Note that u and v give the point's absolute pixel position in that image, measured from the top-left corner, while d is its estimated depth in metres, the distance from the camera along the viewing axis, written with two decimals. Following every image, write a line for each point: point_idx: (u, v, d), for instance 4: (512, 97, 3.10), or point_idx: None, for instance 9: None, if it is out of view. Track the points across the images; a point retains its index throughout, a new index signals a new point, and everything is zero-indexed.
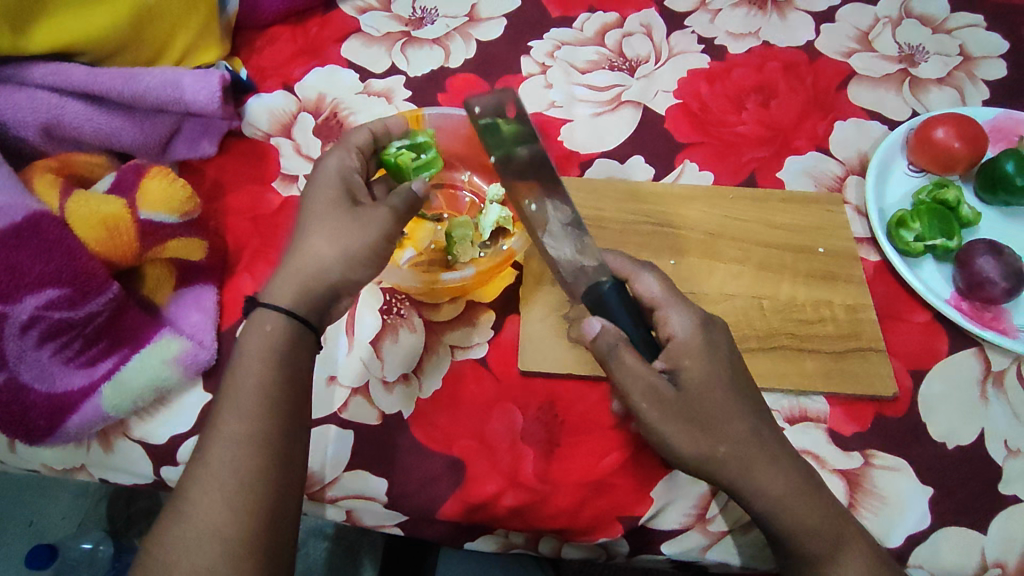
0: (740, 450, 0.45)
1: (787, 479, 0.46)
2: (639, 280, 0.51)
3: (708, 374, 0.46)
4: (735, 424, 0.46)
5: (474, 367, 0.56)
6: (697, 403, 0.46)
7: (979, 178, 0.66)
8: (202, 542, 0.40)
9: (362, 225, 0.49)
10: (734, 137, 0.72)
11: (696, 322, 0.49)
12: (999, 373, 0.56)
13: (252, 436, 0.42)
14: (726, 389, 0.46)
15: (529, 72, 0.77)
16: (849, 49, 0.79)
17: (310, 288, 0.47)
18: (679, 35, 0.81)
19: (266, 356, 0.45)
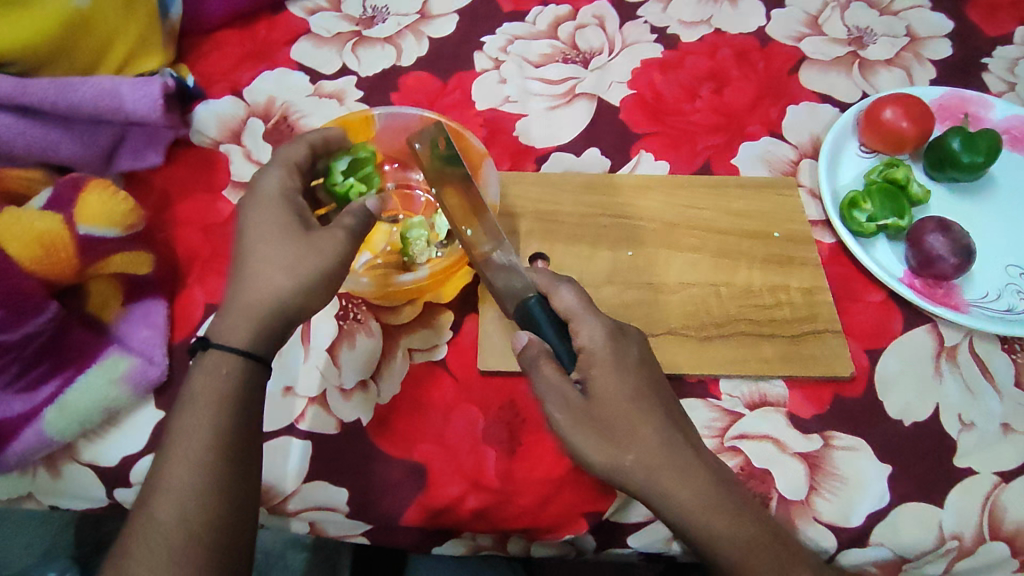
0: (649, 456, 0.45)
1: (695, 488, 0.45)
2: (557, 292, 0.51)
3: (616, 384, 0.47)
4: (644, 430, 0.46)
5: (433, 370, 0.55)
6: (600, 410, 0.46)
7: (929, 156, 0.67)
8: None
9: (316, 255, 0.48)
10: (689, 125, 0.72)
11: (607, 330, 0.49)
12: (952, 348, 0.57)
13: (198, 483, 0.41)
14: (634, 397, 0.47)
15: (482, 68, 0.76)
16: (799, 34, 0.80)
17: (266, 320, 0.47)
18: (632, 25, 0.81)
19: (213, 399, 0.44)
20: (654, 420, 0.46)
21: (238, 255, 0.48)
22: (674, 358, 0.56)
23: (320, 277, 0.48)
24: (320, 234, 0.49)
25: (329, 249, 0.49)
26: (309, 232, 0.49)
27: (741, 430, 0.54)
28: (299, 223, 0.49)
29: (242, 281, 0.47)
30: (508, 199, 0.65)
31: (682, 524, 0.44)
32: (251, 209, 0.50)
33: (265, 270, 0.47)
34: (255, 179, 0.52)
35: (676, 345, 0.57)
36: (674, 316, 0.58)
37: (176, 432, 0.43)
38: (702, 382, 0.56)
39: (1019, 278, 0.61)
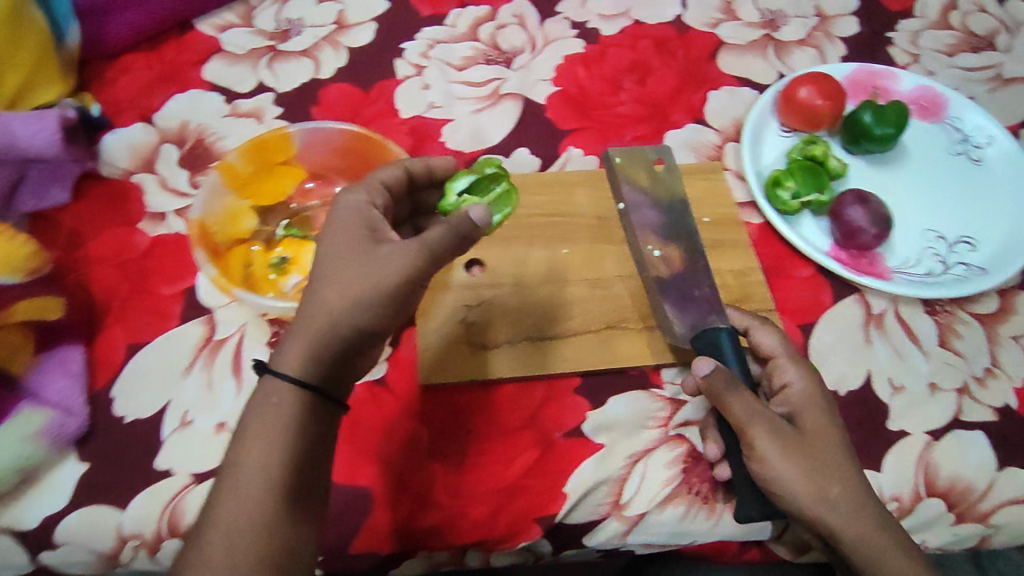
0: (851, 493, 0.46)
1: (873, 509, 0.46)
2: (759, 332, 0.53)
3: (825, 423, 0.48)
4: (844, 471, 0.46)
5: (371, 390, 0.54)
6: (810, 442, 0.47)
7: (844, 131, 0.69)
8: None
9: (381, 271, 0.44)
10: (615, 118, 0.72)
11: (808, 377, 0.50)
12: (879, 316, 0.59)
13: (244, 522, 0.40)
14: (840, 441, 0.47)
15: (404, 75, 0.75)
16: (715, 20, 0.81)
17: (318, 344, 0.43)
18: (552, 22, 0.81)
19: (277, 432, 0.42)
20: (848, 454, 0.47)
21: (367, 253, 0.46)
22: (616, 353, 0.56)
23: (380, 298, 0.44)
24: (358, 258, 0.45)
25: (394, 261, 0.44)
26: (378, 246, 0.45)
27: (685, 417, 0.54)
28: (356, 245, 0.45)
29: (311, 298, 0.45)
30: None
31: (846, 525, 0.45)
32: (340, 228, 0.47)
33: (328, 290, 0.44)
34: (353, 201, 0.49)
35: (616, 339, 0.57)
36: (612, 309, 0.58)
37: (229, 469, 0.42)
38: (644, 373, 0.56)
39: (935, 241, 0.64)
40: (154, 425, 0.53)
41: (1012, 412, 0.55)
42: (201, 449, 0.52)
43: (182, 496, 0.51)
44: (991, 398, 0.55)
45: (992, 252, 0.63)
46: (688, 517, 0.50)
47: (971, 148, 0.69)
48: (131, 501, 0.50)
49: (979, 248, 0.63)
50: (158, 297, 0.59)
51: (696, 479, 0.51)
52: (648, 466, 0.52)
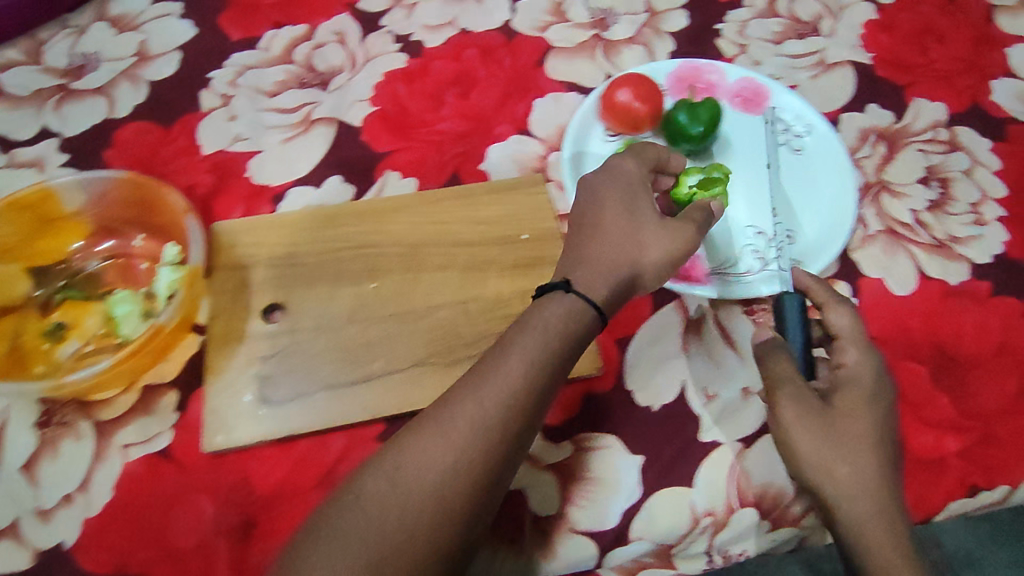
0: (854, 479, 0.43)
1: (886, 500, 0.43)
2: (833, 309, 0.50)
3: (864, 410, 0.45)
4: (863, 455, 0.44)
5: (151, 465, 0.51)
6: (836, 426, 0.44)
7: (665, 131, 0.68)
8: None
9: (644, 243, 0.48)
10: (435, 136, 0.69)
11: (875, 363, 0.47)
12: (698, 321, 0.58)
13: (462, 458, 0.39)
14: (874, 428, 0.45)
15: (209, 107, 0.70)
16: (544, 23, 0.79)
17: (615, 275, 0.47)
18: (375, 36, 0.77)
19: (528, 358, 0.42)
20: (884, 438, 0.44)
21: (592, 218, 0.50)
22: (422, 392, 0.54)
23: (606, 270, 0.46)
24: (622, 218, 0.49)
25: (653, 246, 0.49)
26: (640, 217, 0.49)
27: None
28: (653, 209, 0.50)
29: (600, 241, 0.48)
30: (238, 250, 0.60)
31: (850, 504, 0.43)
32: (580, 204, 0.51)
33: (654, 242, 0.49)
34: (610, 167, 0.53)
35: (422, 377, 0.55)
36: (421, 345, 0.56)
37: (467, 393, 0.41)
38: None
39: (755, 238, 0.63)
40: None
41: None
42: None
43: None
44: None
45: (809, 245, 0.62)
46: (493, 561, 0.49)
47: (792, 137, 0.69)
48: None
49: (797, 241, 0.63)
50: None
51: (504, 520, 0.50)
52: None
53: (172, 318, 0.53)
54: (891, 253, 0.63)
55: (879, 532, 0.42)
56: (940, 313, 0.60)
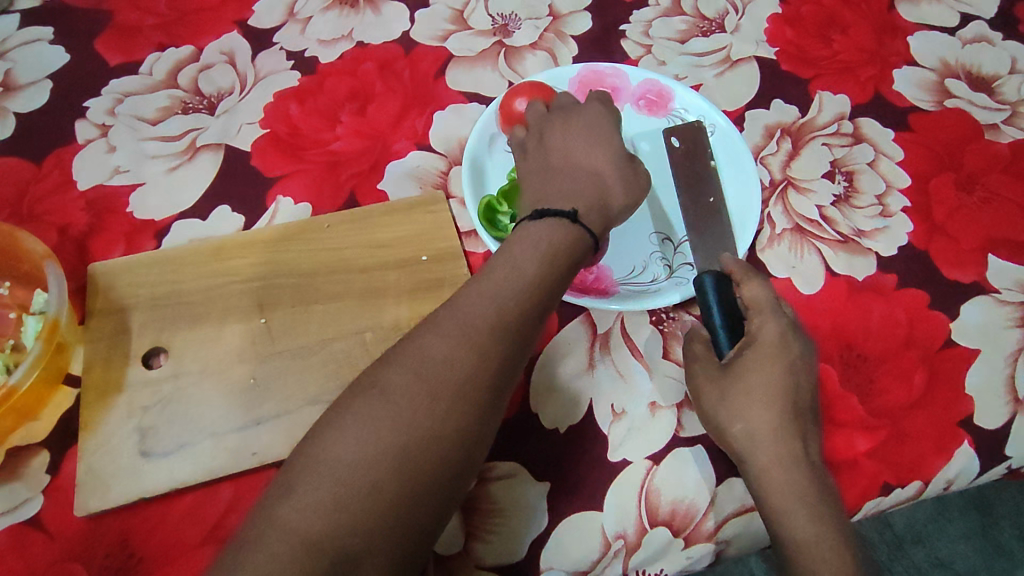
0: (755, 432, 0.47)
1: (786, 445, 0.46)
2: (748, 283, 0.52)
3: (764, 370, 0.48)
4: (757, 412, 0.47)
5: (16, 534, 0.47)
6: (735, 384, 0.48)
7: None
8: (307, 489, 0.36)
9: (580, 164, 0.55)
10: (330, 156, 0.66)
11: (781, 328, 0.49)
12: (605, 334, 0.56)
13: (454, 382, 0.39)
14: (773, 386, 0.47)
15: (86, 138, 0.66)
16: (444, 32, 0.77)
17: (575, 190, 0.53)
18: (266, 54, 0.74)
19: (507, 287, 0.43)
20: (783, 390, 0.47)
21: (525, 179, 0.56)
22: None
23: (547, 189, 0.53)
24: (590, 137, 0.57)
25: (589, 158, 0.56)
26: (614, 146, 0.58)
27: None
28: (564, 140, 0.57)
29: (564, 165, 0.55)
30: (114, 292, 0.56)
31: (752, 455, 0.47)
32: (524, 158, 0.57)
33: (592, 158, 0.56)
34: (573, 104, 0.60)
35: (317, 415, 0.52)
36: (312, 383, 0.53)
37: (456, 317, 0.41)
38: None
39: (661, 245, 0.61)
40: None
41: None
42: None
43: None
44: None
45: None
46: None
47: None
48: None
49: None
50: None
51: None
52: None
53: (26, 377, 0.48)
54: (798, 251, 0.62)
55: (780, 475, 0.46)
56: (847, 309, 0.59)
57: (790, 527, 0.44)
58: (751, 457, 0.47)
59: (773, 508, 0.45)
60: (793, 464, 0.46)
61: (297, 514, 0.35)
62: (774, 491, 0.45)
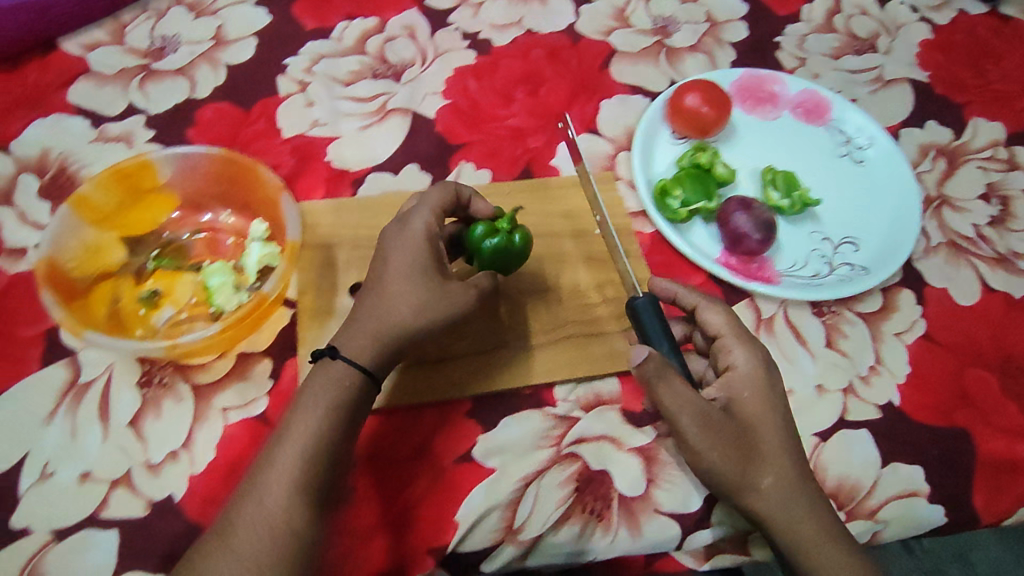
0: (783, 481, 0.48)
1: (805, 496, 0.48)
2: (706, 311, 0.53)
3: (760, 410, 0.49)
4: (782, 457, 0.48)
5: (251, 427, 0.53)
6: (746, 432, 0.48)
7: (704, 153, 0.67)
8: (261, 506, 0.46)
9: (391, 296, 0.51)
10: (506, 131, 0.71)
11: (757, 362, 0.51)
12: (769, 319, 0.61)
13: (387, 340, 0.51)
14: (777, 423, 0.49)
15: (287, 92, 0.72)
16: (607, 28, 0.80)
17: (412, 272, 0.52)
18: (444, 32, 0.78)
19: (332, 399, 0.49)
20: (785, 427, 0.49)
21: (381, 260, 0.53)
22: (506, 372, 0.56)
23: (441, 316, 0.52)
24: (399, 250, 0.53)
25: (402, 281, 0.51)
26: (447, 284, 0.52)
27: (579, 434, 0.54)
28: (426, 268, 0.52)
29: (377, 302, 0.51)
30: (321, 230, 0.61)
31: (796, 521, 0.48)
32: (374, 260, 0.54)
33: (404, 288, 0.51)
34: (403, 217, 0.54)
35: (509, 357, 0.56)
36: (501, 330, 0.57)
37: (429, 283, 0.52)
38: (536, 393, 0.56)
39: (822, 243, 0.65)
40: (12, 480, 0.51)
41: (897, 408, 0.57)
42: (67, 501, 0.50)
43: (40, 556, 0.48)
44: (875, 396, 0.57)
45: (874, 252, 0.64)
46: (584, 536, 0.50)
47: (854, 149, 0.71)
48: None
49: (862, 248, 0.65)
50: (23, 343, 0.56)
51: (590, 497, 0.51)
52: (540, 487, 0.51)
53: (274, 290, 0.54)
54: (954, 265, 0.65)
55: (809, 531, 0.48)
56: (1004, 325, 0.61)
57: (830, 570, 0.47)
58: (770, 509, 0.48)
59: (807, 557, 0.47)
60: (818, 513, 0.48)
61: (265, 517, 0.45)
62: (809, 544, 0.47)
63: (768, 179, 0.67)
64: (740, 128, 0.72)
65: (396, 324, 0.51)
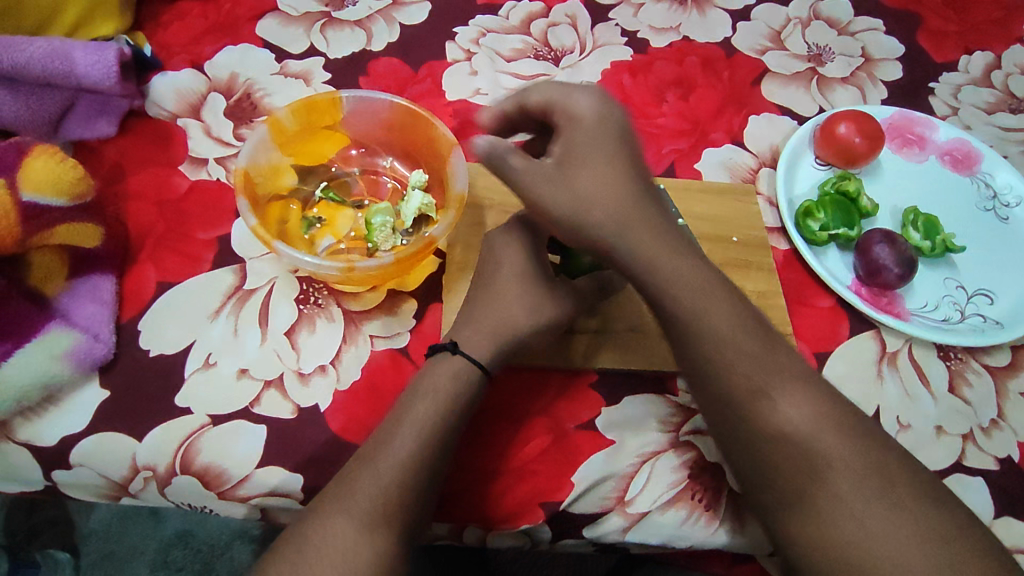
0: (616, 247, 0.48)
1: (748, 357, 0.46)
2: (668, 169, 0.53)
3: (612, 202, 0.49)
4: (624, 237, 0.48)
5: (393, 356, 0.57)
6: (590, 217, 0.49)
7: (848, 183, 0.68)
8: (332, 533, 0.44)
9: (507, 294, 0.54)
10: (654, 129, 0.74)
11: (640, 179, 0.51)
12: (894, 353, 0.61)
13: (461, 377, 0.50)
14: (639, 222, 0.49)
15: (453, 59, 0.76)
16: (763, 47, 0.81)
17: (527, 269, 0.55)
18: (604, 26, 0.80)
19: (445, 390, 0.50)
20: (745, 351, 0.46)
21: (489, 260, 0.56)
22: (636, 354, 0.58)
23: (553, 320, 0.54)
24: (512, 246, 0.56)
25: (511, 283, 0.54)
26: (552, 285, 0.55)
27: (697, 425, 0.56)
28: (544, 271, 0.55)
29: (494, 297, 0.54)
30: (476, 190, 0.65)
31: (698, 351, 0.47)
32: (482, 262, 0.57)
33: (515, 301, 0.54)
34: (507, 223, 0.57)
35: (637, 341, 0.59)
36: (634, 315, 0.60)
37: (506, 271, 0.55)
38: (659, 378, 0.58)
39: (955, 290, 0.65)
40: (178, 363, 0.55)
41: (1015, 464, 0.57)
42: (221, 392, 0.54)
43: (196, 436, 0.52)
44: (993, 448, 0.57)
45: (1009, 308, 0.64)
46: (689, 521, 0.52)
47: (1000, 205, 0.70)
48: (148, 432, 0.52)
49: (996, 302, 0.65)
50: (196, 242, 0.61)
51: (701, 486, 0.53)
52: (654, 467, 0.54)
53: (442, 235, 0.56)
54: None
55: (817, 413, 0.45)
56: None
57: (829, 489, 0.43)
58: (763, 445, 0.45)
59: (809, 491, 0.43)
60: (850, 465, 0.43)
61: (330, 545, 0.43)
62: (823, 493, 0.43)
63: (909, 219, 0.67)
64: (884, 166, 0.72)
65: (516, 318, 0.53)
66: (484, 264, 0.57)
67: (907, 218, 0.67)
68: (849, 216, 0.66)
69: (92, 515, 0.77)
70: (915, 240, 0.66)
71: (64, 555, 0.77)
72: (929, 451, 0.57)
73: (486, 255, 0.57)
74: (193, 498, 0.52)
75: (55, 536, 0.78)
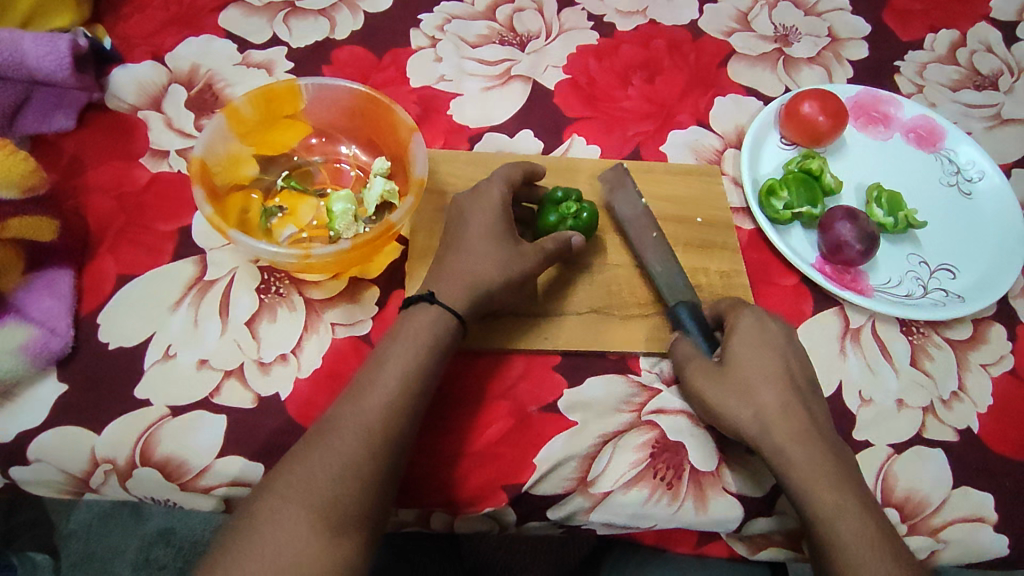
0: (765, 411, 0.50)
1: (793, 423, 0.50)
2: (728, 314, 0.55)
3: (751, 357, 0.52)
4: (762, 391, 0.51)
5: (355, 344, 0.57)
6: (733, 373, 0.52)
7: (813, 159, 0.68)
8: (275, 508, 0.43)
9: (475, 249, 0.54)
10: (620, 113, 0.74)
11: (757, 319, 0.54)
12: (857, 329, 0.62)
13: (424, 351, 0.50)
14: (766, 369, 0.52)
15: (418, 46, 0.75)
16: (729, 28, 0.81)
17: (495, 228, 0.55)
18: (570, 11, 0.80)
19: (407, 365, 0.49)
20: (781, 386, 0.51)
21: (460, 220, 0.56)
22: (598, 335, 0.58)
23: (518, 279, 0.54)
24: (480, 208, 0.56)
25: (477, 242, 0.54)
26: (518, 245, 0.55)
27: (659, 404, 0.56)
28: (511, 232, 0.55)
29: (461, 252, 0.54)
30: (439, 176, 0.65)
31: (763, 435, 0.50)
32: (450, 222, 0.57)
33: (479, 258, 0.54)
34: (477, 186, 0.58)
35: (600, 322, 0.59)
36: (597, 296, 0.60)
37: (472, 229, 0.55)
38: (623, 359, 0.58)
39: (918, 265, 0.65)
40: (138, 355, 0.55)
41: (975, 436, 0.57)
42: (182, 383, 0.54)
43: (156, 428, 0.52)
44: (954, 419, 0.58)
45: (971, 282, 0.65)
46: (652, 500, 0.52)
47: (963, 180, 0.71)
48: (107, 425, 0.52)
49: (959, 276, 0.65)
50: (155, 235, 0.60)
51: (663, 464, 0.54)
52: (617, 447, 0.54)
53: (402, 220, 0.56)
54: None
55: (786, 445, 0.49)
56: None
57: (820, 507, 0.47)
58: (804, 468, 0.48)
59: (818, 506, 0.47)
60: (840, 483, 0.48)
61: (269, 521, 0.43)
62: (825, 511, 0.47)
63: (873, 196, 0.67)
64: (849, 144, 0.72)
65: (481, 273, 0.53)
66: (452, 226, 0.57)
67: (870, 194, 0.68)
68: (813, 191, 0.66)
69: (73, 514, 0.77)
70: (880, 216, 0.66)
71: (42, 557, 0.77)
72: (891, 424, 0.57)
73: (457, 216, 0.57)
74: (154, 491, 0.52)
75: (34, 538, 0.77)
